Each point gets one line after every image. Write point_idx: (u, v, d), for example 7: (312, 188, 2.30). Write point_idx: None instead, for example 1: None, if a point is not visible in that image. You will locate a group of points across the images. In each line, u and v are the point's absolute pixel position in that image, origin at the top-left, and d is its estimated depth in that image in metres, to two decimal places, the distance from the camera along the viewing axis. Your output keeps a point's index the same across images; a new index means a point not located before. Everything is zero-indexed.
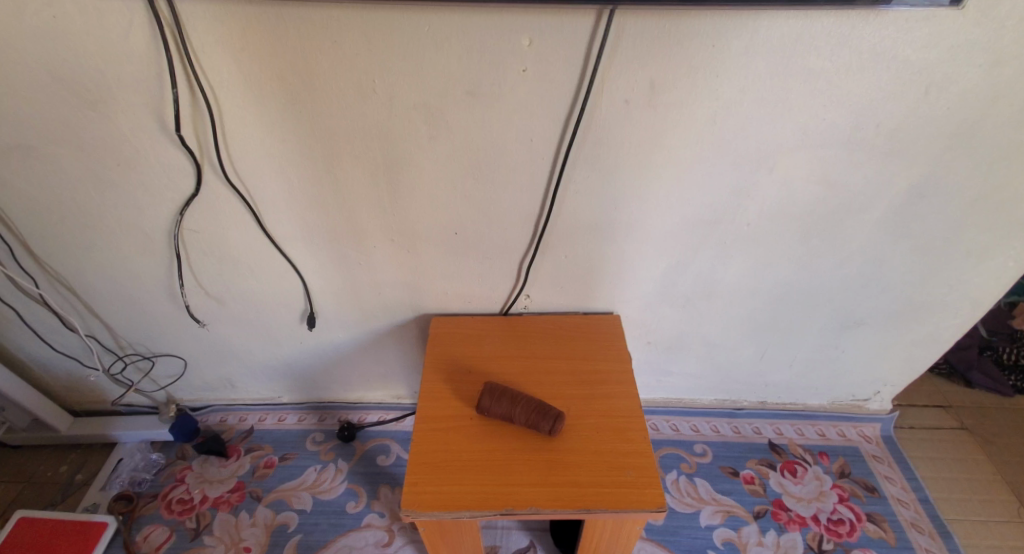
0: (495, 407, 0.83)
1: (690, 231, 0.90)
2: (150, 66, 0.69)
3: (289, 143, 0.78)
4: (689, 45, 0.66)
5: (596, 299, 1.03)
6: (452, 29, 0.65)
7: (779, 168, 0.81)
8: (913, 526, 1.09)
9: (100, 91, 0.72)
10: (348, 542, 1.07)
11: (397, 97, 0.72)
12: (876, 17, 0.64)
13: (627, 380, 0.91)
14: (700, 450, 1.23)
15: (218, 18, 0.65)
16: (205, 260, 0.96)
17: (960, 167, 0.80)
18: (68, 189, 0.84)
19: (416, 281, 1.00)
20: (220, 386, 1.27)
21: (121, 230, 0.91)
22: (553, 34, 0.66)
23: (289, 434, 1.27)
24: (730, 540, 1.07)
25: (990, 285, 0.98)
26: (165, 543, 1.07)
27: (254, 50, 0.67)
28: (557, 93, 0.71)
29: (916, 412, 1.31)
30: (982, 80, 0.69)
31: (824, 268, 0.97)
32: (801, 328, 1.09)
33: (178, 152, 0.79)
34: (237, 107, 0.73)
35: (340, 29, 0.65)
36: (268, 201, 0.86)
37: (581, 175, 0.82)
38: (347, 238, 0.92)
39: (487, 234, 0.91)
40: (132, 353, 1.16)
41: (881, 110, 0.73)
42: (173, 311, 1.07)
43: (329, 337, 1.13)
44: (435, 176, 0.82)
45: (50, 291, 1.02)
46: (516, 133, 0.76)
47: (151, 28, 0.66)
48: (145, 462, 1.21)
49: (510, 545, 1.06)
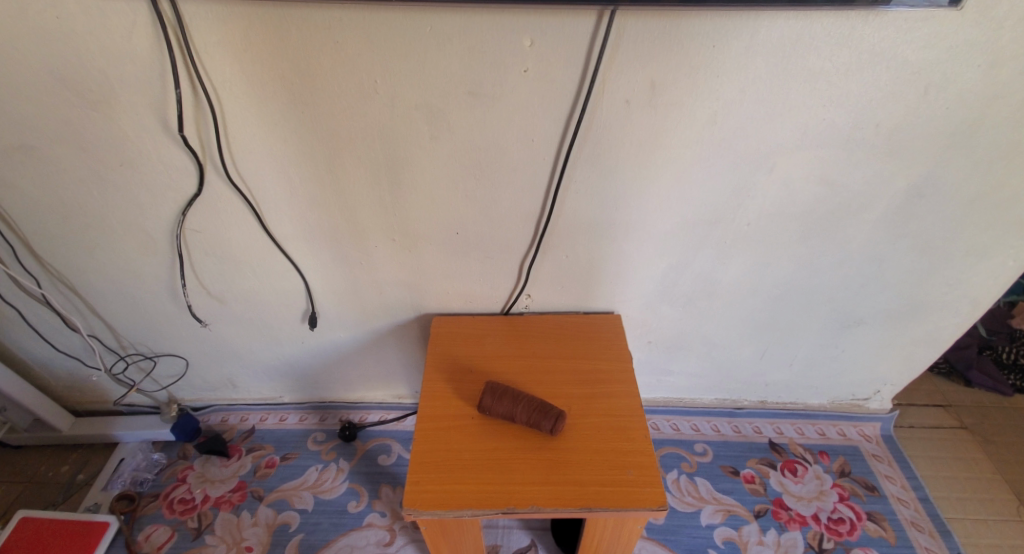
0: (497, 406, 0.83)
1: (690, 230, 0.90)
2: (153, 66, 0.70)
3: (292, 144, 0.78)
4: (690, 45, 0.67)
5: (597, 298, 1.04)
6: (454, 29, 0.66)
7: (779, 167, 0.81)
8: (913, 525, 1.09)
9: (102, 91, 0.72)
10: (349, 541, 1.07)
11: (399, 97, 0.72)
12: (876, 18, 0.64)
13: (628, 379, 0.91)
14: (700, 449, 1.23)
15: (221, 19, 0.65)
16: (207, 260, 0.96)
17: (960, 167, 0.80)
18: (70, 190, 0.85)
19: (417, 281, 1.00)
20: (221, 386, 1.28)
21: (123, 230, 0.91)
22: (554, 34, 0.66)
23: (290, 434, 1.28)
24: (730, 539, 1.07)
25: (990, 285, 0.98)
26: (166, 543, 1.07)
27: (257, 50, 0.68)
28: (559, 93, 0.72)
29: (916, 412, 1.32)
30: (981, 80, 0.70)
31: (824, 268, 0.97)
32: (801, 327, 1.09)
33: (180, 152, 0.80)
34: (239, 107, 0.74)
35: (342, 30, 0.66)
36: (270, 202, 0.86)
37: (582, 175, 0.82)
38: (349, 238, 0.92)
39: (488, 234, 0.91)
40: (134, 353, 1.17)
41: (880, 110, 0.74)
42: (175, 311, 1.07)
43: (330, 336, 1.13)
44: (436, 176, 0.82)
45: (52, 290, 1.02)
46: (517, 133, 0.76)
47: (153, 29, 0.66)
48: (147, 462, 1.22)
49: (511, 544, 1.07)
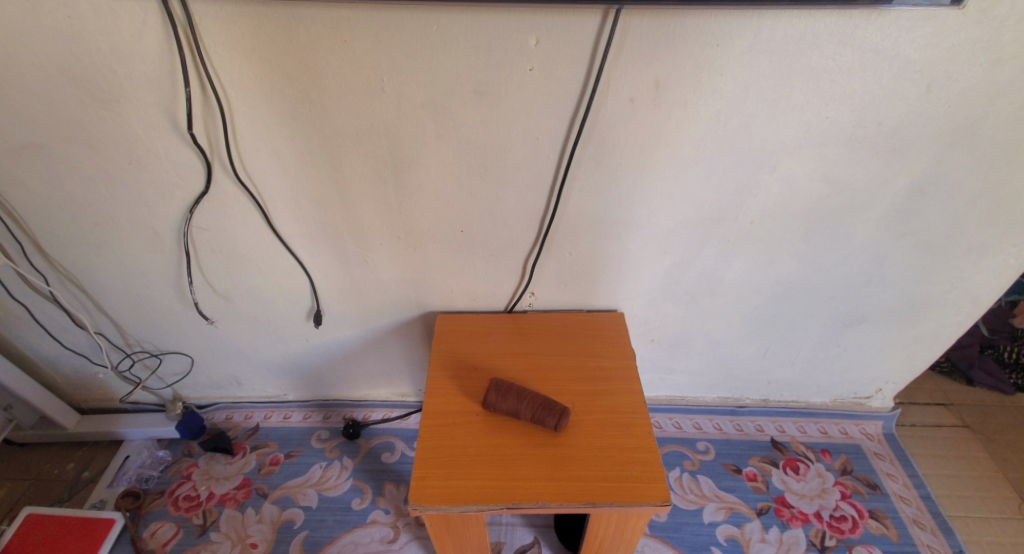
0: (501, 402, 0.84)
1: (693, 228, 0.91)
2: (163, 65, 0.71)
3: (299, 142, 0.79)
4: (694, 44, 0.67)
5: (600, 296, 1.04)
6: (460, 28, 0.66)
7: (782, 166, 0.81)
8: (915, 523, 1.09)
9: (111, 90, 0.73)
10: (353, 538, 1.08)
11: (406, 96, 0.73)
12: (878, 17, 0.65)
13: (632, 376, 0.91)
14: (702, 447, 1.24)
15: (230, 18, 0.66)
16: (213, 258, 0.97)
17: (961, 165, 0.81)
18: (79, 187, 0.85)
19: (422, 279, 1.01)
20: (226, 383, 1.28)
21: (131, 228, 0.92)
22: (560, 33, 0.67)
23: (294, 432, 1.28)
24: (732, 537, 1.07)
25: (992, 283, 0.99)
26: (172, 540, 1.08)
27: (266, 49, 0.69)
28: (563, 92, 0.72)
29: (918, 410, 1.32)
30: (983, 78, 0.70)
31: (826, 266, 0.97)
32: (802, 325, 1.10)
33: (188, 151, 0.80)
34: (248, 106, 0.74)
35: (350, 29, 0.66)
36: (277, 200, 0.87)
37: (586, 173, 0.82)
38: (354, 236, 0.93)
39: (492, 232, 0.92)
40: (140, 350, 1.17)
41: (882, 108, 0.74)
42: (181, 309, 1.08)
43: (335, 334, 1.14)
44: (441, 174, 0.83)
45: (59, 288, 1.03)
46: (522, 132, 0.77)
47: (164, 28, 0.67)
48: (152, 460, 1.22)
49: (514, 541, 1.07)
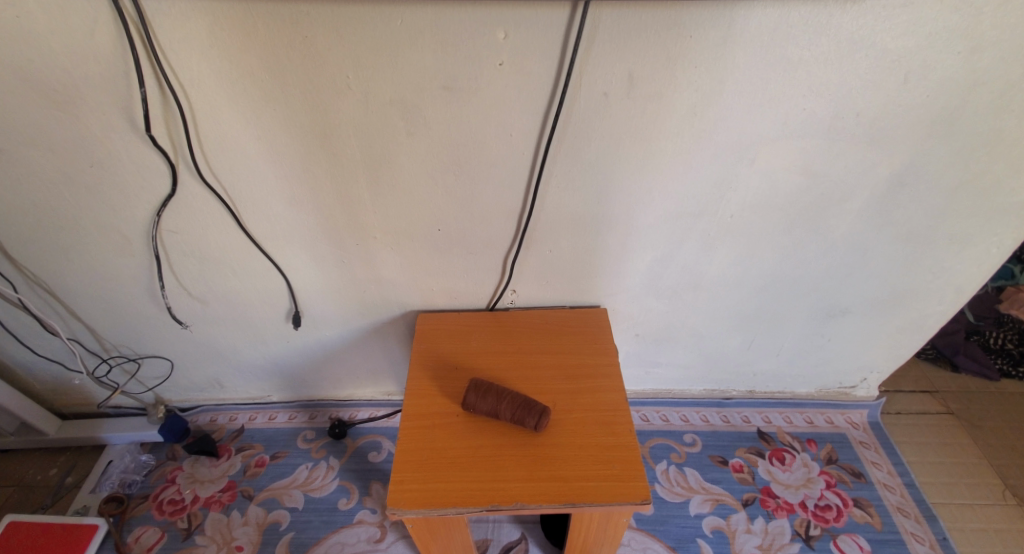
0: (481, 403, 0.83)
1: (675, 222, 0.90)
2: (117, 64, 0.68)
3: (265, 141, 0.76)
4: (668, 36, 0.66)
5: (582, 293, 1.03)
6: (425, 23, 0.64)
7: (760, 158, 0.80)
8: (899, 511, 1.10)
9: (66, 91, 0.70)
10: (340, 538, 1.07)
11: (374, 93, 0.71)
12: (855, 6, 0.64)
13: (614, 373, 0.91)
14: (689, 439, 1.24)
15: (185, 15, 0.63)
16: (186, 261, 0.95)
17: (940, 154, 0.80)
18: (41, 191, 0.83)
19: (401, 278, 0.99)
20: (208, 385, 1.27)
21: (98, 232, 0.90)
22: (528, 26, 0.65)
23: (279, 432, 1.27)
24: (718, 528, 1.08)
25: (974, 272, 0.99)
26: (157, 544, 1.07)
27: (224, 46, 0.66)
28: (535, 86, 0.71)
29: (903, 398, 1.33)
30: (961, 67, 0.69)
31: (808, 257, 0.97)
32: (786, 316, 1.09)
33: (150, 152, 0.78)
34: (208, 105, 0.72)
35: (311, 25, 0.64)
36: (248, 201, 0.85)
37: (563, 169, 0.81)
38: (332, 236, 0.91)
39: (469, 230, 0.90)
40: (117, 355, 1.16)
41: (860, 99, 0.73)
42: (156, 312, 1.06)
43: (315, 335, 1.13)
44: (416, 172, 0.81)
45: (30, 295, 1.01)
46: (495, 128, 0.75)
47: (116, 26, 0.64)
48: (135, 464, 1.21)
49: (501, 539, 1.07)
